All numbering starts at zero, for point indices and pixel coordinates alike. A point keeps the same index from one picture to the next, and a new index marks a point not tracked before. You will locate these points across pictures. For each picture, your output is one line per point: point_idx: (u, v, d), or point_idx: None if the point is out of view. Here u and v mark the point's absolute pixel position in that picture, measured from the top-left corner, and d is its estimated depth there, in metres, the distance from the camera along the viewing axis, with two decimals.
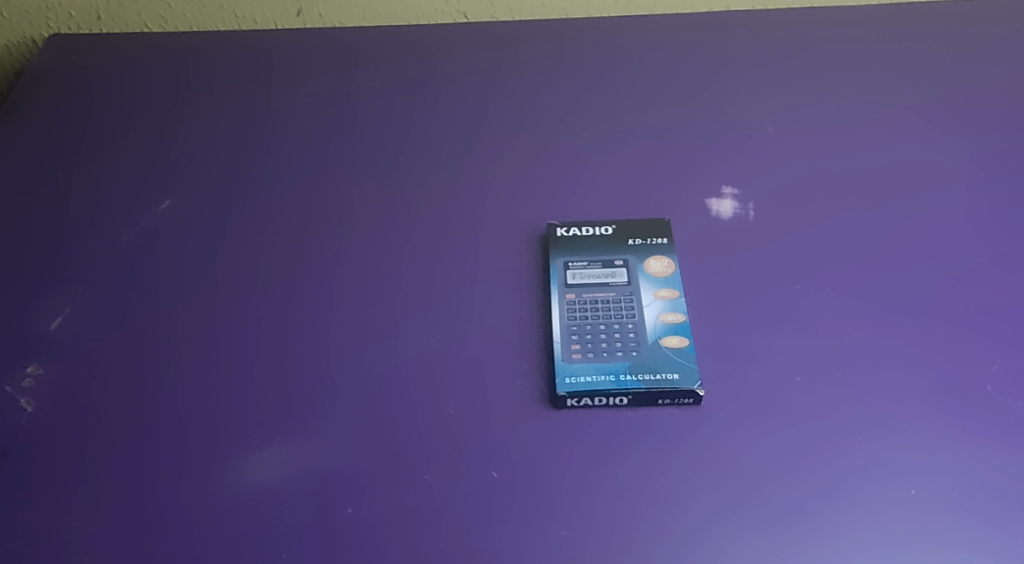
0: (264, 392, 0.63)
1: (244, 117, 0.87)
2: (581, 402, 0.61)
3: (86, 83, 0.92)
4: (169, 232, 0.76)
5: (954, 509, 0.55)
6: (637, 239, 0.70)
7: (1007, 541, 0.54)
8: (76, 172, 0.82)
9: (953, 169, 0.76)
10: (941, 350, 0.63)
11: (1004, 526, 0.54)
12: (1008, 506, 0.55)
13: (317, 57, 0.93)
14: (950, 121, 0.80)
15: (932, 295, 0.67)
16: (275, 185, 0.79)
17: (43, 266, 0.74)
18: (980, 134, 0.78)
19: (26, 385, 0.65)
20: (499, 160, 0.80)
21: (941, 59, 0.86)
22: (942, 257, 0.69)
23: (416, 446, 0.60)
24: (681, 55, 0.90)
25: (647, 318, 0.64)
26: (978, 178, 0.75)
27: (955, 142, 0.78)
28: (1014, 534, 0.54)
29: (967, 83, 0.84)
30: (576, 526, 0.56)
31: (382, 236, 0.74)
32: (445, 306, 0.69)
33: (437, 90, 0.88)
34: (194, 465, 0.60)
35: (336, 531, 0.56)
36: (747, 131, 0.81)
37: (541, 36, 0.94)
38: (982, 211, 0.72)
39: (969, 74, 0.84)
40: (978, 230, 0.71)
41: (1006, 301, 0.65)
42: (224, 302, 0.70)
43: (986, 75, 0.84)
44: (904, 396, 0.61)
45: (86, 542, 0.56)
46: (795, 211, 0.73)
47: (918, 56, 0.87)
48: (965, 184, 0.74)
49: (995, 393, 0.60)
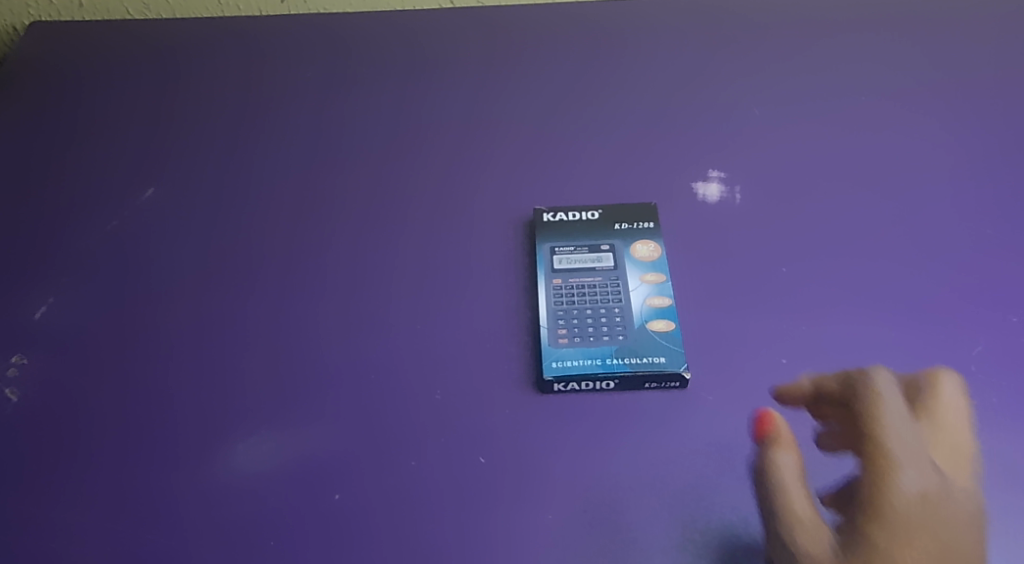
0: (252, 379, 0.63)
1: (229, 104, 0.86)
2: (568, 387, 0.61)
3: (68, 70, 0.91)
4: (155, 220, 0.76)
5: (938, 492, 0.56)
6: (624, 224, 0.70)
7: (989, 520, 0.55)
8: (60, 161, 0.81)
9: (939, 153, 0.76)
10: (925, 331, 0.64)
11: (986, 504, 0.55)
12: (990, 483, 0.56)
13: (304, 44, 0.92)
14: (934, 104, 0.80)
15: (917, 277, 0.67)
16: (262, 173, 0.79)
17: (28, 256, 0.73)
18: (966, 118, 0.79)
19: (12, 374, 0.65)
20: (487, 146, 0.80)
21: (928, 42, 0.87)
22: (927, 240, 0.70)
23: (404, 431, 0.60)
24: (670, 38, 0.90)
25: (634, 302, 0.65)
26: (964, 161, 0.75)
27: (940, 126, 0.78)
28: (995, 512, 0.55)
29: (954, 66, 0.84)
30: (563, 511, 0.56)
31: (370, 223, 0.74)
32: (432, 292, 0.69)
33: (425, 77, 0.88)
34: (181, 453, 0.60)
35: (325, 518, 0.56)
36: (735, 115, 0.81)
37: (528, 22, 0.93)
38: (968, 195, 0.72)
39: (955, 57, 0.85)
40: (963, 213, 0.71)
41: (990, 284, 0.66)
42: (210, 290, 0.70)
43: (973, 58, 0.84)
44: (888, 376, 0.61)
45: (74, 530, 0.57)
46: (782, 194, 0.74)
47: (905, 39, 0.87)
48: (951, 167, 0.75)
49: (978, 373, 0.61)
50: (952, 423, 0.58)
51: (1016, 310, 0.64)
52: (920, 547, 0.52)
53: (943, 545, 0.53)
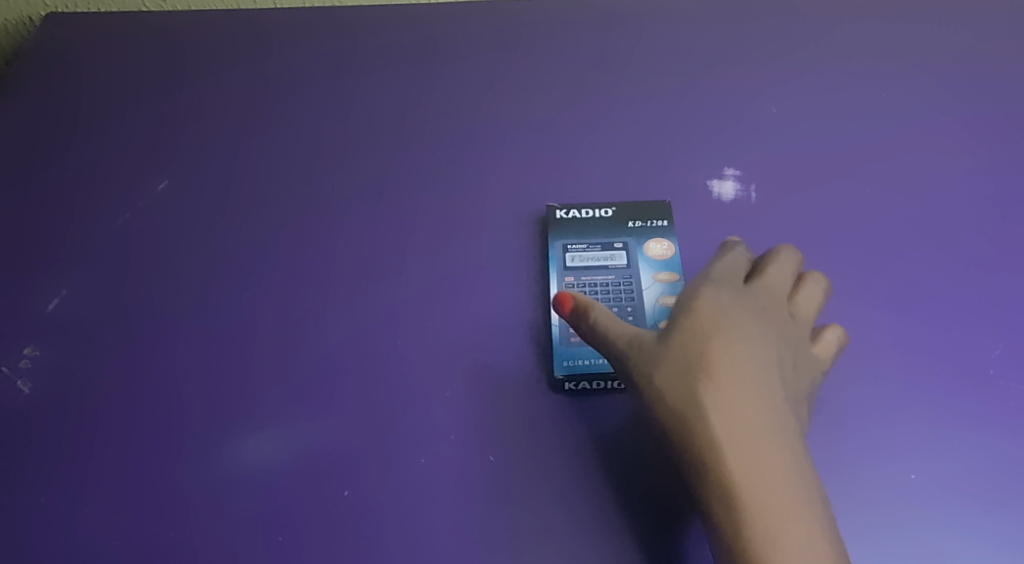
0: (263, 374, 0.63)
1: (241, 95, 0.86)
2: (579, 386, 0.61)
3: (81, 60, 0.91)
4: (166, 212, 0.76)
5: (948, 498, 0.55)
6: (638, 221, 0.69)
7: (1005, 527, 0.54)
8: (72, 153, 0.82)
9: (962, 152, 0.74)
10: (942, 333, 0.63)
11: (1003, 509, 0.55)
12: (1009, 489, 0.55)
13: (317, 32, 0.92)
14: (957, 102, 0.79)
15: (938, 279, 0.66)
16: (272, 166, 0.79)
17: (40, 248, 0.73)
18: (989, 117, 0.77)
19: (24, 367, 0.65)
20: (499, 142, 0.79)
21: (951, 39, 0.85)
22: (949, 241, 0.68)
23: (414, 429, 0.60)
24: (688, 32, 0.88)
25: (646, 301, 0.64)
26: (987, 159, 0.74)
27: (962, 125, 0.77)
28: (1013, 517, 0.54)
29: (978, 64, 0.82)
30: (573, 512, 0.56)
31: (381, 218, 0.74)
32: (443, 288, 0.68)
33: (438, 71, 0.87)
34: (191, 447, 0.60)
35: (335, 514, 0.56)
36: (750, 113, 0.80)
37: (540, 13, 0.92)
38: (991, 195, 0.71)
39: (980, 54, 0.83)
40: (985, 214, 0.70)
41: (1011, 286, 0.65)
42: (221, 284, 0.69)
43: (998, 56, 0.83)
44: (901, 379, 0.60)
45: (85, 524, 0.57)
46: (798, 193, 0.73)
47: (928, 35, 0.86)
48: (974, 167, 0.73)
49: (997, 377, 0.60)
50: (778, 281, 0.60)
51: None
52: (725, 315, 0.54)
53: (749, 317, 0.54)
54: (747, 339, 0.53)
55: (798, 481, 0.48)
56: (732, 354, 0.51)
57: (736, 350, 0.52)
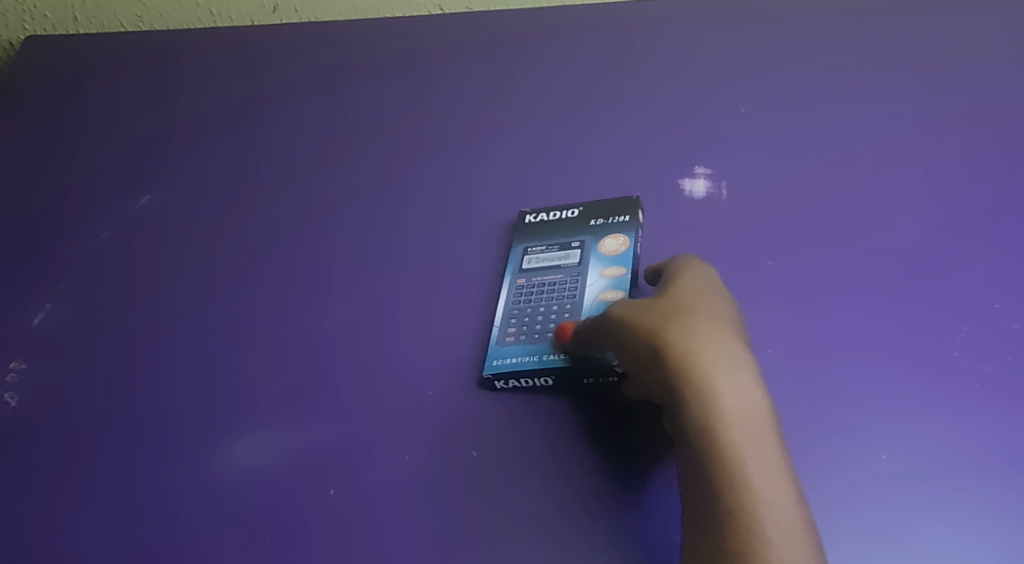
0: (251, 379, 0.65)
1: (226, 114, 0.89)
2: (508, 384, 0.60)
3: (60, 82, 0.96)
4: (148, 227, 0.79)
5: (945, 481, 0.53)
6: (600, 219, 0.68)
7: (987, 502, 0.52)
8: (55, 172, 0.85)
9: (943, 132, 0.73)
10: (905, 320, 0.61)
11: (982, 482, 0.53)
12: (987, 465, 0.53)
13: (302, 46, 0.95)
14: (943, 84, 0.77)
15: (918, 262, 0.64)
16: (256, 185, 0.81)
17: (27, 265, 0.77)
18: (976, 94, 0.75)
19: (11, 380, 0.68)
20: (475, 150, 0.80)
21: (935, 21, 0.83)
22: (931, 219, 0.67)
23: (397, 428, 0.60)
24: (664, 32, 0.89)
25: (587, 297, 0.62)
26: (972, 137, 0.72)
27: (947, 106, 0.75)
28: (995, 490, 0.52)
29: (966, 43, 0.80)
30: (556, 500, 0.54)
31: (361, 230, 0.75)
32: (420, 291, 0.69)
33: (419, 84, 0.88)
34: (178, 452, 0.62)
35: (320, 513, 0.57)
36: (719, 114, 0.79)
37: (515, 23, 0.93)
38: (976, 172, 0.69)
39: (968, 35, 0.81)
40: (969, 190, 0.68)
41: (995, 265, 0.63)
42: (206, 297, 0.72)
43: (985, 35, 0.80)
44: (892, 357, 0.59)
45: (74, 530, 0.59)
46: (768, 189, 0.72)
47: (912, 19, 0.84)
48: (958, 145, 0.71)
49: (961, 359, 0.58)
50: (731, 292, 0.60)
51: (999, 295, 0.61)
52: (711, 288, 0.53)
53: (726, 296, 0.54)
54: (728, 310, 0.52)
55: (763, 415, 0.44)
56: (721, 315, 0.50)
57: (723, 313, 0.50)
